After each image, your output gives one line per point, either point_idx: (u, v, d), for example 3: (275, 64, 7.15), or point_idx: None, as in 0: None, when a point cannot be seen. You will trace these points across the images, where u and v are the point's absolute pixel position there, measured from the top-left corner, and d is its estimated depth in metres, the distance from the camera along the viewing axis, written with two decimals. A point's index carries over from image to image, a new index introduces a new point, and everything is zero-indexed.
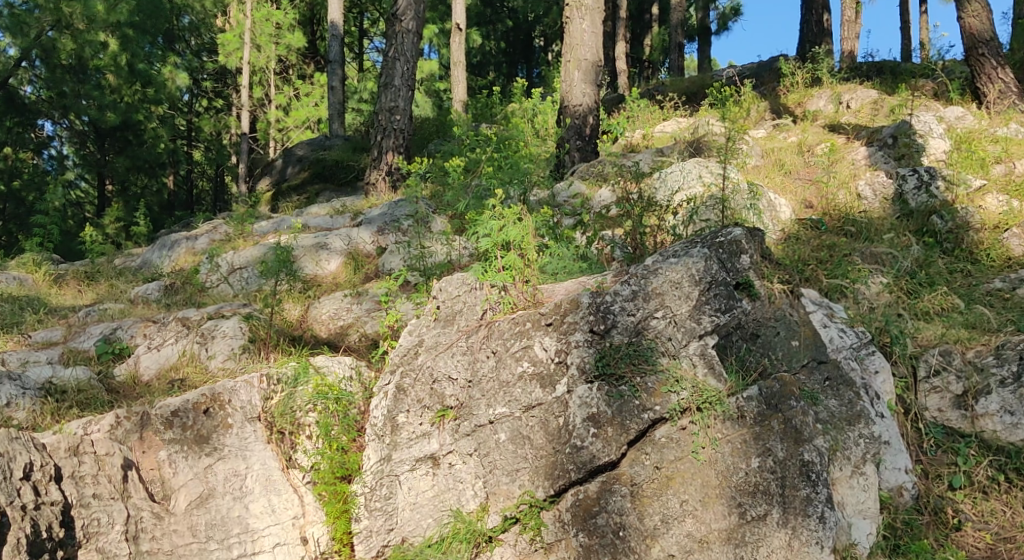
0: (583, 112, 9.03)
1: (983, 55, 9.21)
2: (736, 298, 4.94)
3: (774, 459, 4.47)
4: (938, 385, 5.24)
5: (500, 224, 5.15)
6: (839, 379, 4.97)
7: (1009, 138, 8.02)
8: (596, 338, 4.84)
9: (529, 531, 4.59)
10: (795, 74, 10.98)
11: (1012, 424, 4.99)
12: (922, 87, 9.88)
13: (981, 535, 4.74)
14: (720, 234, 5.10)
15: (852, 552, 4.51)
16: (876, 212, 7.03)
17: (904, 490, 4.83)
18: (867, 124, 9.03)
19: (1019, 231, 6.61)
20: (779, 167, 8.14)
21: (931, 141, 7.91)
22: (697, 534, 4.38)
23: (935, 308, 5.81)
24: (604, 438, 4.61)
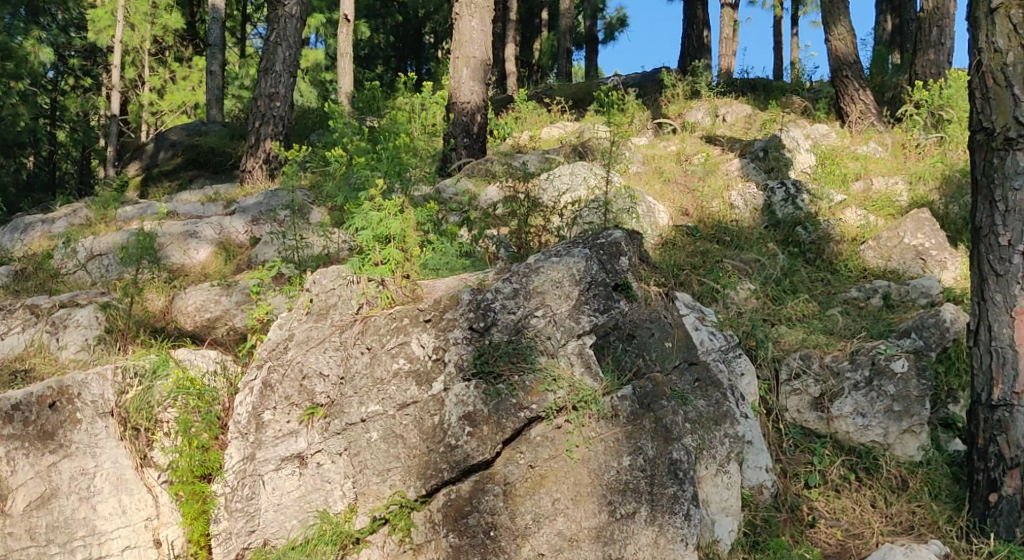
0: (471, 110, 9.00)
1: (847, 76, 9.71)
2: (614, 299, 5.00)
3: (644, 458, 4.53)
4: (798, 388, 5.48)
5: (380, 216, 5.03)
6: (706, 380, 5.10)
7: (868, 156, 8.47)
8: (475, 336, 4.80)
9: (397, 532, 4.50)
10: (675, 86, 11.23)
11: (863, 425, 5.30)
12: (791, 105, 10.35)
13: (832, 531, 4.94)
14: (600, 236, 5.18)
15: (714, 550, 4.64)
16: (746, 221, 7.29)
17: (763, 488, 5.00)
18: (741, 137, 9.39)
19: (874, 243, 6.94)
20: (658, 175, 8.31)
21: (799, 153, 8.40)
22: (567, 532, 4.38)
23: (797, 315, 6.08)
24: (478, 437, 4.55)
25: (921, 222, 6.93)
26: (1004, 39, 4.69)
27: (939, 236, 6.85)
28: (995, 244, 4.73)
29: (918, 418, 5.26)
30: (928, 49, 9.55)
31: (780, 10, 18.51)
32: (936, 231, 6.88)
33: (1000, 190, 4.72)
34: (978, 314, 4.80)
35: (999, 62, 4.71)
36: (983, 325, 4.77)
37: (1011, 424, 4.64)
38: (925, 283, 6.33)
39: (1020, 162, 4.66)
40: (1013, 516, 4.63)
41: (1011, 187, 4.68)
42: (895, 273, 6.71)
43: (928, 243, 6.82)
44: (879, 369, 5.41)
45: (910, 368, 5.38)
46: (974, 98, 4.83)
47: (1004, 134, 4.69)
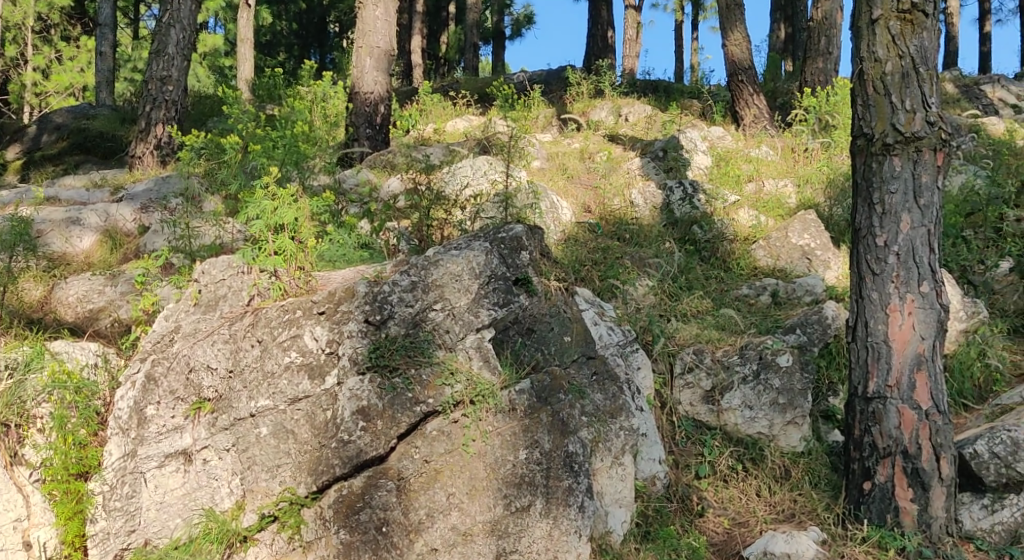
0: (374, 101, 8.87)
1: (742, 81, 10.00)
2: (513, 293, 4.97)
3: (541, 451, 4.56)
4: (691, 382, 5.63)
5: (273, 205, 4.88)
6: (604, 373, 5.11)
7: (761, 159, 8.76)
8: (371, 329, 4.71)
9: (286, 530, 4.42)
10: (580, 84, 11.31)
11: (751, 418, 5.48)
12: (690, 106, 10.62)
13: (720, 520, 5.12)
14: (501, 230, 5.13)
15: (607, 540, 4.71)
16: (646, 220, 7.44)
17: (656, 480, 5.12)
18: (641, 137, 9.57)
19: (764, 243, 7.16)
20: (561, 171, 8.38)
21: (696, 155, 8.62)
22: (461, 527, 4.38)
23: (692, 311, 6.25)
24: (372, 432, 4.50)
25: (808, 223, 7.20)
26: (883, 49, 4.92)
27: (823, 237, 7.14)
28: (872, 245, 4.97)
29: (801, 411, 5.48)
30: (817, 58, 9.96)
31: (681, 14, 18.96)
32: (821, 232, 7.16)
33: (878, 193, 4.96)
34: (857, 312, 5.04)
35: (878, 71, 4.94)
36: (860, 321, 5.00)
37: (883, 415, 4.87)
38: (810, 281, 6.58)
39: (895, 167, 4.91)
40: (885, 502, 4.85)
41: (888, 191, 4.92)
42: (783, 272, 6.97)
43: (814, 243, 7.09)
44: (766, 363, 5.58)
45: (794, 362, 5.58)
46: (855, 105, 5.05)
47: (881, 139, 4.93)
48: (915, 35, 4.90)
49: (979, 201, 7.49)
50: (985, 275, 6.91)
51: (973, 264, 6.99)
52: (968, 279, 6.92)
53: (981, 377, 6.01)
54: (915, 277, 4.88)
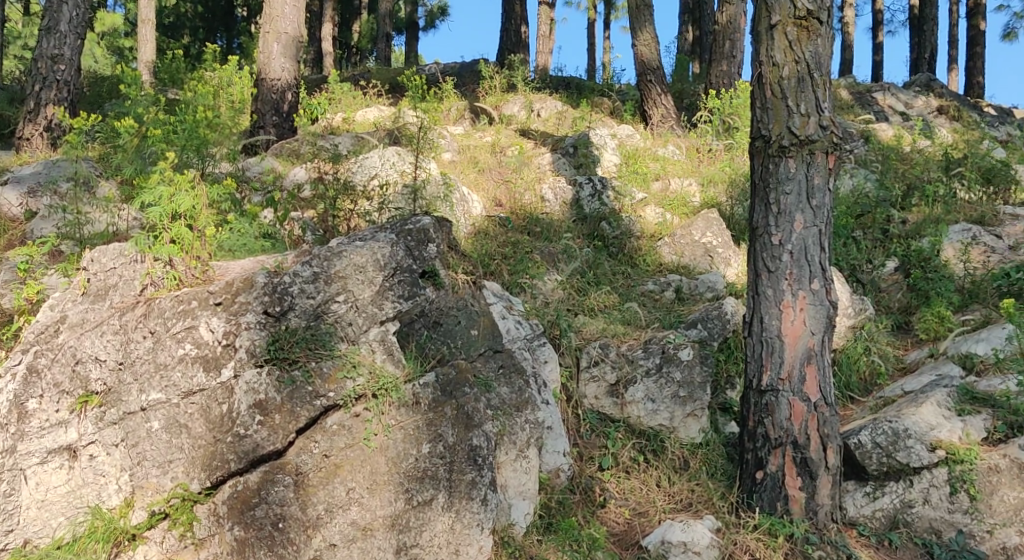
0: (281, 88, 8.67)
1: (650, 81, 10.18)
2: (419, 286, 4.93)
3: (444, 445, 4.53)
4: (596, 375, 5.75)
5: (170, 191, 4.75)
6: (511, 366, 5.16)
7: (667, 158, 8.93)
8: (270, 321, 4.59)
9: (178, 527, 4.28)
10: (492, 78, 11.29)
11: (653, 410, 5.62)
12: (601, 104, 10.76)
13: (621, 511, 5.21)
14: (409, 221, 5.08)
15: (509, 532, 4.74)
16: (556, 215, 7.52)
17: (560, 472, 5.15)
18: (552, 133, 9.65)
19: (669, 240, 7.31)
20: (473, 164, 8.35)
21: (606, 152, 8.74)
22: (361, 522, 4.33)
23: (599, 306, 6.34)
24: (269, 426, 4.40)
25: (710, 222, 7.41)
26: (781, 54, 5.08)
27: (725, 235, 7.35)
28: (768, 243, 5.14)
29: (701, 403, 5.64)
30: (721, 61, 10.22)
31: (594, 13, 19.18)
32: (723, 231, 7.38)
33: (774, 193, 5.12)
34: (753, 308, 5.19)
35: (776, 75, 5.09)
36: (756, 317, 5.16)
37: (776, 407, 5.04)
38: (712, 278, 6.74)
39: (790, 169, 5.08)
40: (776, 491, 5.02)
41: (783, 191, 5.09)
42: (687, 269, 7.13)
43: (716, 241, 7.29)
44: (668, 357, 5.75)
45: (695, 356, 5.76)
46: (754, 107, 5.20)
47: (778, 142, 5.09)
48: (810, 41, 5.07)
49: (868, 203, 7.82)
50: (872, 274, 7.25)
51: (861, 264, 7.31)
52: (857, 277, 7.23)
53: (866, 370, 6.30)
54: (807, 275, 5.07)
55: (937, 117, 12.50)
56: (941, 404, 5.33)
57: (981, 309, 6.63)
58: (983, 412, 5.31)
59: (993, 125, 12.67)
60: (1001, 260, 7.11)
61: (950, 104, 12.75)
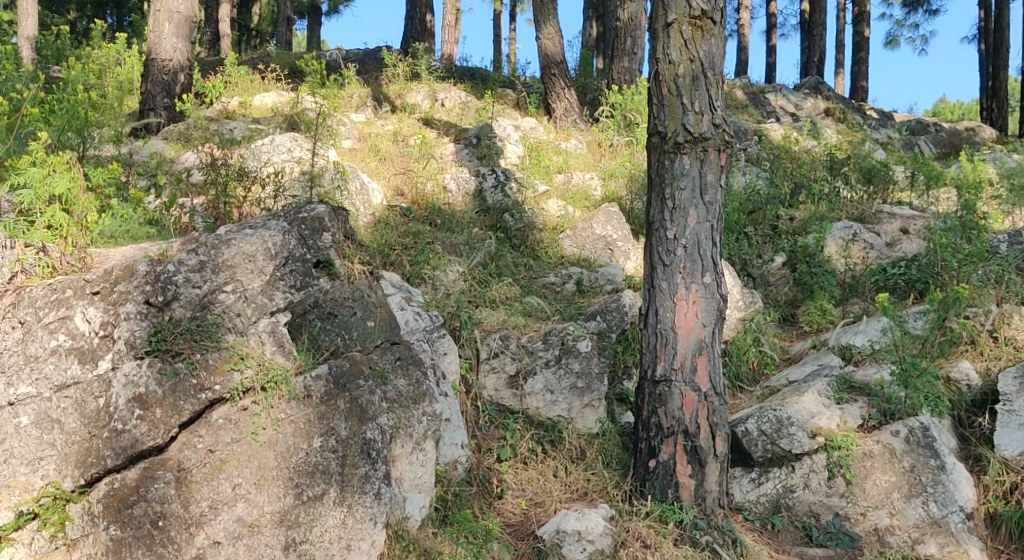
0: (173, 69, 8.33)
1: (554, 75, 10.25)
2: (313, 276, 4.84)
3: (336, 439, 4.48)
4: (496, 366, 5.76)
5: (43, 174, 4.52)
6: (408, 358, 5.08)
7: (570, 151, 8.99)
8: (151, 311, 4.41)
9: (48, 528, 4.02)
10: (395, 66, 11.12)
11: (551, 401, 5.69)
12: (505, 96, 10.77)
13: (518, 501, 5.26)
14: (302, 210, 4.98)
15: (403, 526, 4.63)
16: (458, 206, 7.48)
17: (457, 464, 5.16)
18: (455, 123, 9.61)
19: (570, 233, 7.38)
20: (374, 153, 8.23)
21: (509, 143, 8.74)
22: (248, 518, 4.22)
23: (500, 297, 6.36)
24: (149, 421, 4.22)
25: (611, 215, 7.51)
26: (676, 52, 5.19)
27: (625, 229, 7.47)
28: (663, 238, 5.24)
29: (598, 394, 5.75)
30: (623, 57, 10.38)
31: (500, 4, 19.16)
32: (623, 224, 7.49)
33: (669, 189, 5.22)
34: (648, 300, 5.29)
35: (672, 72, 5.19)
36: (651, 309, 5.26)
37: (668, 397, 5.15)
38: (611, 271, 6.87)
39: (685, 165, 5.19)
40: (668, 478, 5.13)
41: (677, 187, 5.19)
42: (587, 261, 7.21)
43: (616, 235, 7.41)
44: (568, 348, 5.82)
45: (593, 347, 5.86)
46: (651, 104, 5.30)
47: (673, 138, 5.20)
48: (704, 40, 5.19)
49: (759, 200, 8.08)
50: (761, 269, 7.52)
51: (752, 258, 7.57)
52: (748, 272, 7.49)
53: (755, 360, 6.52)
54: (699, 268, 5.20)
55: (824, 118, 13.04)
56: (821, 393, 5.57)
57: (860, 303, 6.95)
58: (859, 400, 5.59)
59: (875, 128, 13.30)
60: (878, 256, 7.43)
61: (836, 107, 13.33)
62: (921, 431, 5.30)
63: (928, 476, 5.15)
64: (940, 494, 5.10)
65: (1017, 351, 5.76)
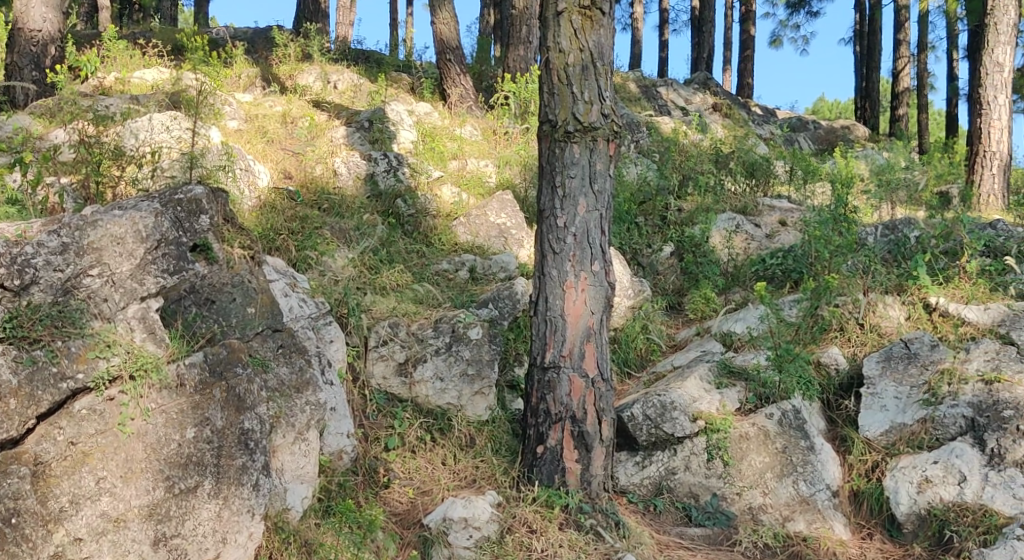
0: (42, 40, 7.86)
1: (449, 60, 10.18)
2: (188, 260, 4.66)
3: (211, 429, 4.33)
4: (385, 354, 5.70)
5: None
6: (290, 346, 5.00)
7: (464, 138, 8.96)
8: (7, 296, 4.13)
9: None
10: (286, 46, 10.78)
11: (441, 389, 5.67)
12: (399, 81, 10.63)
13: (405, 490, 5.20)
14: (178, 191, 4.77)
15: (283, 517, 4.55)
16: (348, 190, 7.35)
17: (343, 454, 5.08)
18: (347, 106, 9.41)
19: (464, 220, 7.34)
20: (261, 134, 7.96)
21: (401, 128, 8.63)
22: (112, 513, 4.02)
23: (391, 284, 6.29)
24: (3, 412, 3.92)
25: (505, 203, 7.54)
26: (566, 41, 5.22)
27: (519, 217, 7.51)
28: (553, 225, 5.27)
29: (488, 381, 5.75)
30: (518, 46, 10.38)
31: None
32: (516, 213, 7.53)
33: (559, 176, 5.26)
34: (539, 287, 5.31)
35: (562, 61, 5.22)
36: (541, 297, 5.29)
37: (557, 384, 5.19)
38: (504, 259, 6.91)
39: (575, 154, 5.23)
40: (555, 463, 5.17)
41: (568, 175, 5.23)
42: (481, 249, 7.18)
43: (509, 223, 7.43)
44: (458, 336, 5.81)
45: (484, 335, 5.86)
46: (541, 92, 5.31)
47: (563, 127, 5.23)
48: (593, 31, 5.24)
49: (649, 191, 8.31)
50: (650, 258, 7.67)
51: (641, 248, 7.71)
52: (638, 261, 7.65)
53: (643, 347, 6.65)
54: (589, 256, 5.25)
55: (712, 113, 13.42)
56: (702, 378, 5.74)
57: (741, 292, 7.18)
58: (738, 385, 5.76)
59: (759, 124, 13.78)
60: (759, 247, 7.68)
61: (723, 103, 13.74)
62: (793, 413, 5.53)
63: (799, 456, 5.37)
64: (808, 473, 5.33)
65: (881, 337, 6.05)
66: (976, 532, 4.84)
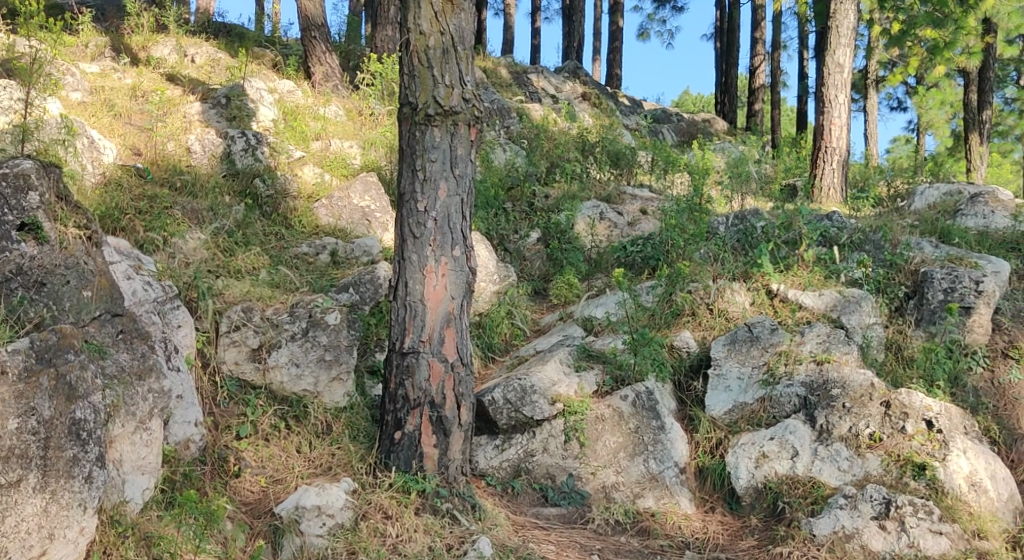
0: None
1: (314, 37, 9.94)
2: (12, 240, 4.45)
3: (38, 420, 4.08)
4: (237, 340, 5.52)
5: None
6: (133, 332, 4.80)
7: (328, 118, 8.75)
8: None
9: None
10: (139, 15, 10.21)
11: (296, 375, 5.54)
12: (262, 56, 10.27)
13: (256, 479, 5.06)
14: (5, 165, 4.53)
15: (120, 511, 4.35)
16: (203, 168, 7.06)
17: (190, 443, 4.93)
18: (204, 80, 9.01)
19: (326, 202, 7.19)
20: (108, 108, 7.52)
21: (261, 106, 8.34)
22: None
23: (246, 267, 6.09)
24: None
25: (368, 185, 7.42)
26: (427, 23, 5.16)
27: (383, 200, 7.41)
28: (413, 210, 5.22)
29: (346, 366, 5.66)
30: (386, 26, 10.23)
31: None
32: (381, 196, 7.43)
33: (419, 160, 5.21)
34: (397, 272, 5.26)
35: (423, 43, 5.16)
36: (400, 281, 5.23)
37: (415, 369, 5.15)
38: (368, 243, 6.79)
39: (436, 137, 5.20)
40: (412, 449, 5.14)
41: (428, 158, 5.19)
42: (343, 232, 7.04)
43: (373, 206, 7.33)
44: (315, 321, 5.70)
45: (342, 320, 5.77)
46: (402, 73, 5.23)
47: (424, 110, 5.18)
48: (454, 14, 5.21)
49: (517, 177, 8.38)
50: (517, 244, 7.73)
51: (508, 234, 7.77)
52: (504, 246, 7.69)
53: (506, 332, 6.70)
54: (449, 241, 5.24)
55: (581, 102, 13.64)
56: (562, 361, 5.88)
57: (603, 277, 7.33)
58: (596, 367, 5.94)
59: (625, 114, 14.12)
60: (621, 235, 7.88)
61: (592, 93, 13.98)
62: (646, 395, 5.69)
63: (649, 436, 5.55)
64: (658, 451, 5.51)
65: (728, 321, 6.31)
66: (805, 502, 5.14)
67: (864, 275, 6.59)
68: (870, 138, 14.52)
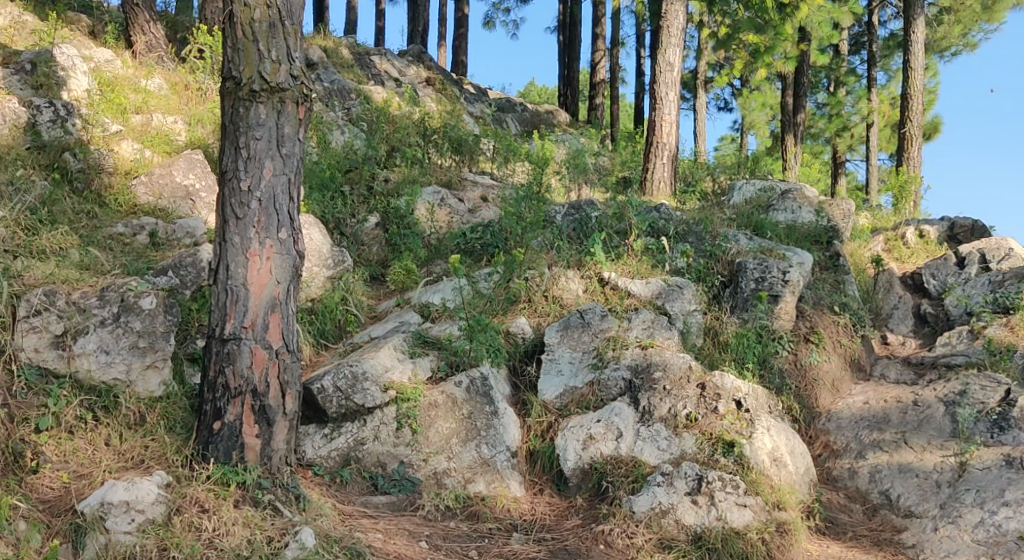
0: None
1: (137, 5, 9.35)
2: None
3: None
4: (37, 325, 5.10)
5: None
6: None
7: (150, 90, 8.25)
8: None
9: None
10: None
11: (106, 363, 5.19)
12: (77, 22, 9.56)
13: (57, 474, 4.70)
14: None
15: None
16: (2, 139, 6.50)
17: None
18: (7, 44, 8.28)
19: (145, 179, 6.77)
20: None
21: (73, 75, 7.76)
22: None
23: (51, 248, 5.66)
24: None
25: (193, 162, 7.03)
26: None
27: (209, 178, 7.05)
28: (236, 189, 4.99)
29: (162, 354, 5.34)
30: None
31: None
32: (206, 174, 7.06)
33: (243, 137, 4.98)
34: (219, 254, 5.01)
35: (247, 16, 4.92)
36: (221, 264, 4.99)
37: (237, 356, 4.93)
38: (191, 223, 6.43)
39: (261, 115, 4.98)
40: (232, 440, 4.91)
41: (252, 136, 4.98)
42: (164, 212, 6.65)
43: (198, 185, 6.95)
44: (127, 306, 5.36)
45: (158, 304, 5.43)
46: (225, 47, 4.98)
47: (248, 85, 4.95)
48: None
49: (355, 159, 8.22)
50: (354, 228, 7.55)
51: (345, 218, 7.57)
52: (341, 231, 7.50)
53: (341, 318, 6.52)
54: (275, 223, 5.04)
55: (425, 87, 13.55)
56: (396, 348, 5.77)
57: (442, 264, 7.28)
58: (430, 353, 5.88)
59: (469, 102, 14.15)
60: (460, 221, 7.87)
61: (436, 78, 13.92)
62: (481, 380, 5.72)
63: (482, 421, 5.57)
64: (490, 436, 5.53)
65: (562, 307, 6.44)
66: (627, 480, 5.31)
67: (686, 264, 6.91)
68: (699, 135, 15.21)
